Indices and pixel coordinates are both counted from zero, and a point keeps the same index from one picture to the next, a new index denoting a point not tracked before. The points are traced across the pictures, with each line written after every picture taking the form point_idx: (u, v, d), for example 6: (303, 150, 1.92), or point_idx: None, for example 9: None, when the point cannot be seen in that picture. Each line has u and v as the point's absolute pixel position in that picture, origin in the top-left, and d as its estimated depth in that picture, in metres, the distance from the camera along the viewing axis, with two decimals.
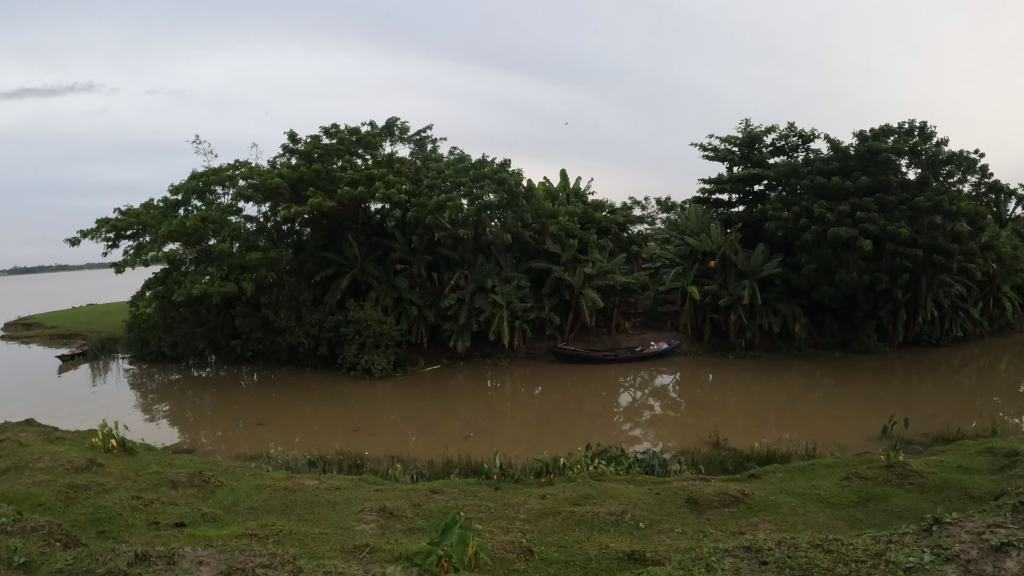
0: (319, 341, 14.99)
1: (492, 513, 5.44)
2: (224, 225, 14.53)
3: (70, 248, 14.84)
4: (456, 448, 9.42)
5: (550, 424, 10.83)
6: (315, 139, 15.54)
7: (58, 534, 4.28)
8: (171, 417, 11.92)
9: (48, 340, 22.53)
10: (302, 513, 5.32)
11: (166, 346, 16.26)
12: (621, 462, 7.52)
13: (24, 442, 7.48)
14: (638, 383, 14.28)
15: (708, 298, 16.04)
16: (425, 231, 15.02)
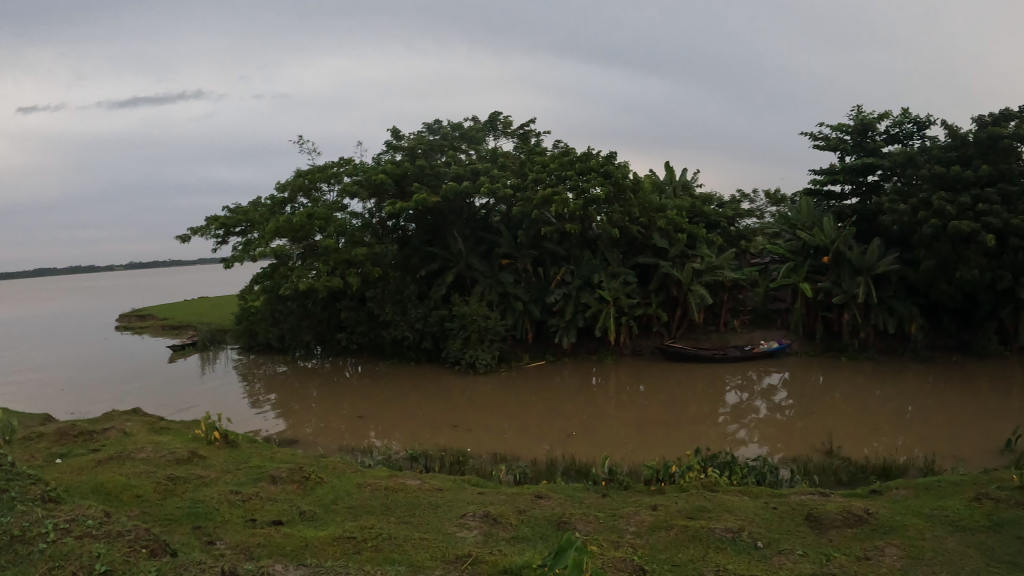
0: (424, 335, 15.11)
1: (599, 524, 5.07)
2: (330, 222, 14.96)
3: (181, 243, 15.52)
4: (559, 447, 9.09)
5: (651, 425, 10.33)
6: (419, 136, 15.80)
7: (145, 539, 4.14)
8: (278, 406, 12.34)
9: (161, 331, 23.85)
10: (403, 515, 5.13)
11: (273, 338, 16.89)
12: (734, 469, 6.98)
13: (131, 432, 7.74)
14: (746, 383, 13.53)
15: (821, 295, 15.04)
16: (530, 225, 14.80)
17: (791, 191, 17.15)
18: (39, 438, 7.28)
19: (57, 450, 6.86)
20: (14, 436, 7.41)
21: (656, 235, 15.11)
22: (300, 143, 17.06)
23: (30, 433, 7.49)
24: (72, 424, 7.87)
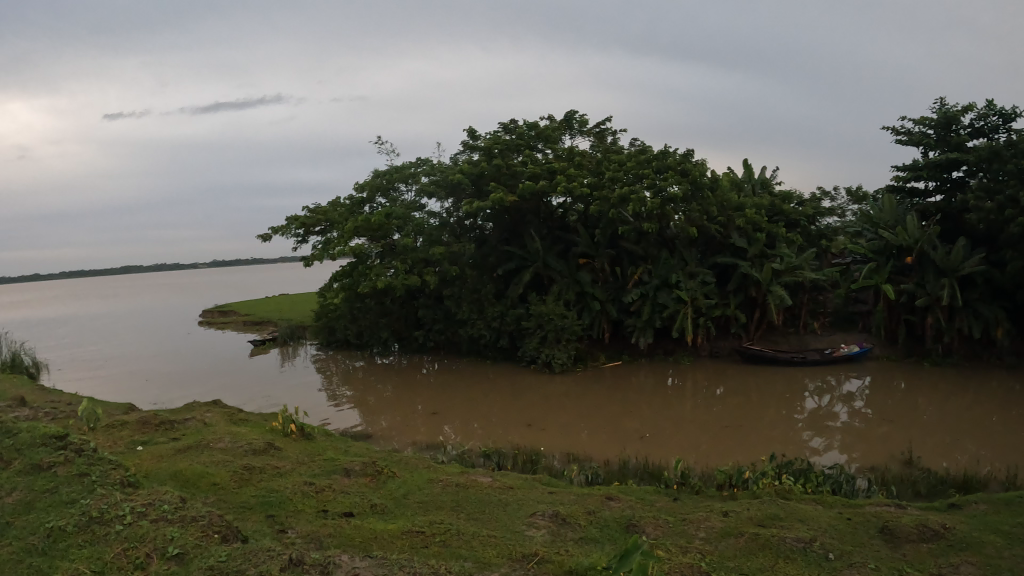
0: (500, 334, 15.16)
1: (667, 529, 4.92)
2: (407, 221, 15.57)
3: (263, 242, 16.18)
4: (632, 448, 8.95)
5: (723, 428, 10.04)
6: (496, 136, 15.75)
7: (217, 524, 4.22)
8: (354, 400, 12.65)
9: (242, 326, 24.76)
10: (473, 512, 5.11)
11: (352, 336, 17.20)
12: (810, 477, 6.68)
13: (210, 423, 8.00)
14: (826, 387, 13.04)
15: (903, 297, 14.35)
16: (607, 224, 14.61)
17: (873, 188, 16.40)
18: (124, 426, 7.62)
19: (140, 438, 7.15)
20: (103, 424, 7.78)
21: (734, 234, 14.69)
22: (381, 145, 17.44)
23: (117, 421, 7.85)
24: (156, 414, 8.21)
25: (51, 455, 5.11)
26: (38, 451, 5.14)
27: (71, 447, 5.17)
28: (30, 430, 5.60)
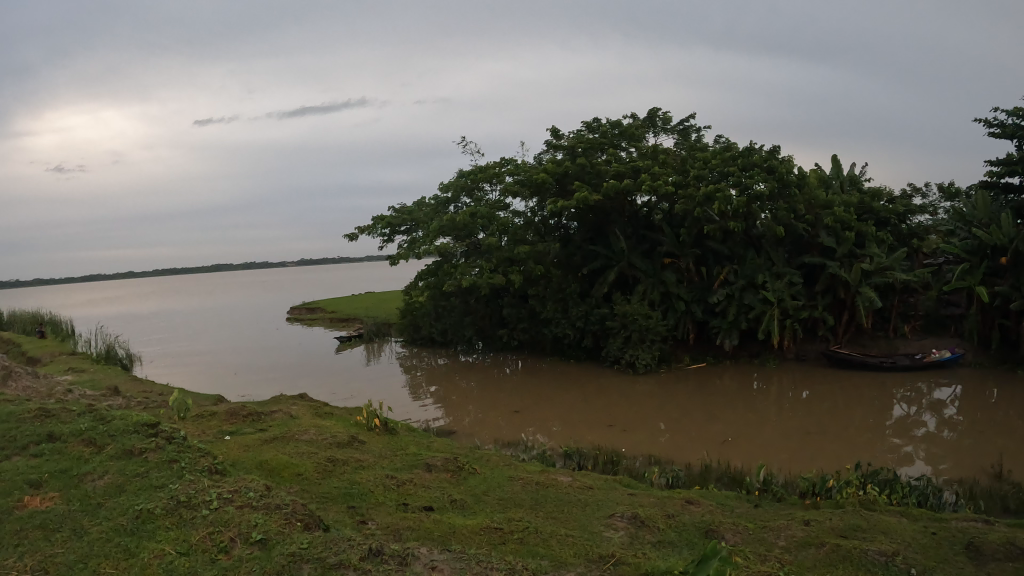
0: (584, 333, 15.07)
1: (747, 535, 4.76)
2: (493, 220, 15.92)
3: (349, 243, 16.71)
4: (713, 452, 8.76)
5: (806, 435, 9.69)
6: (579, 135, 15.79)
7: (301, 513, 4.33)
8: (437, 397, 12.86)
9: (331, 323, 25.59)
10: (551, 511, 5.09)
11: (436, 333, 17.79)
12: (894, 488, 6.35)
13: (295, 416, 8.24)
14: (916, 394, 12.37)
15: (998, 300, 13.49)
16: (693, 224, 14.29)
17: (967, 184, 15.48)
18: (212, 417, 7.94)
19: (228, 428, 7.44)
20: (193, 414, 8.12)
21: (822, 234, 14.13)
22: (465, 146, 18.05)
23: (207, 412, 8.19)
24: (244, 405, 8.52)
25: (144, 441, 5.32)
26: (131, 437, 5.38)
27: (161, 436, 5.40)
28: (126, 417, 5.87)
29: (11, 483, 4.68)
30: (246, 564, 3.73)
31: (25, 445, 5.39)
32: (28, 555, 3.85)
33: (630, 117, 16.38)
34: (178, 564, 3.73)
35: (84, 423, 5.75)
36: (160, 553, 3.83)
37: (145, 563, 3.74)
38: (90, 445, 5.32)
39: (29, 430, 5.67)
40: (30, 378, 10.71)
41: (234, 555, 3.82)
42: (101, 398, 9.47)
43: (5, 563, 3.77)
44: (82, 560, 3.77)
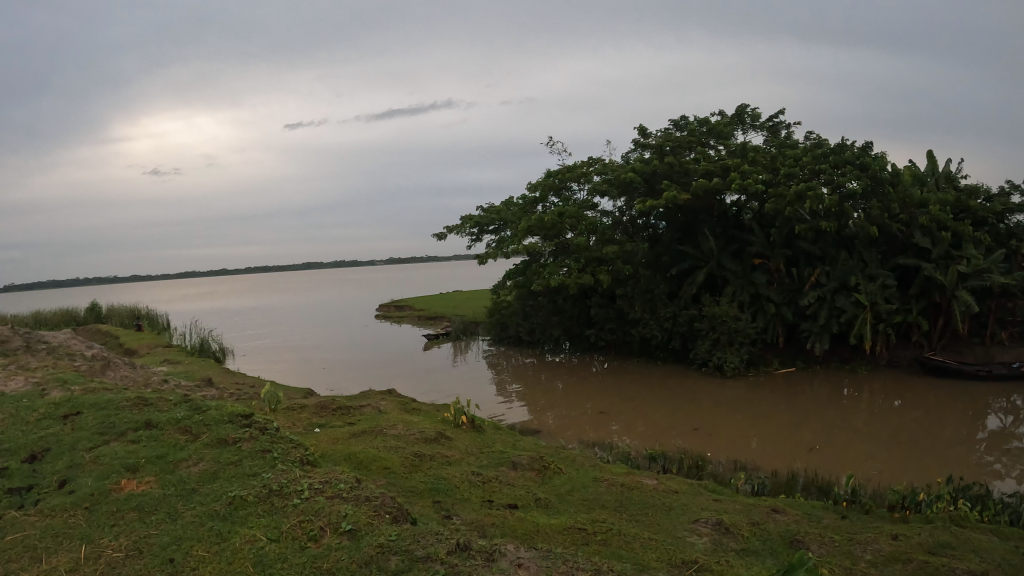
0: (672, 334, 14.96)
1: (833, 547, 4.61)
2: (581, 220, 16.01)
3: (438, 243, 17.32)
4: (800, 460, 8.54)
5: (898, 445, 9.28)
6: (667, 134, 15.99)
7: (389, 506, 4.42)
8: (523, 395, 13.01)
9: (418, 322, 26.29)
10: (635, 512, 5.09)
11: (524, 331, 18.07)
12: (988, 505, 5.98)
13: (384, 411, 8.44)
14: (1013, 406, 11.61)
15: None
16: (784, 223, 13.92)
17: None
18: (302, 410, 8.21)
19: (317, 421, 7.69)
20: (284, 406, 8.42)
21: (917, 234, 13.40)
22: (551, 145, 18.54)
23: (297, 405, 8.48)
24: (333, 400, 8.80)
25: (237, 431, 5.52)
26: (225, 427, 5.60)
27: (255, 426, 5.63)
28: (220, 407, 6.11)
29: (112, 466, 4.95)
30: (335, 553, 3.84)
31: (126, 431, 5.69)
32: (126, 534, 4.07)
33: (719, 116, 16.28)
34: (270, 549, 3.87)
35: (181, 412, 6.02)
36: (251, 539, 3.97)
37: (236, 547, 3.90)
38: (186, 433, 5.55)
39: (130, 417, 5.99)
40: (133, 369, 11.36)
41: (324, 544, 3.94)
42: (197, 389, 9.95)
43: (103, 542, 4.00)
44: (175, 542, 3.96)
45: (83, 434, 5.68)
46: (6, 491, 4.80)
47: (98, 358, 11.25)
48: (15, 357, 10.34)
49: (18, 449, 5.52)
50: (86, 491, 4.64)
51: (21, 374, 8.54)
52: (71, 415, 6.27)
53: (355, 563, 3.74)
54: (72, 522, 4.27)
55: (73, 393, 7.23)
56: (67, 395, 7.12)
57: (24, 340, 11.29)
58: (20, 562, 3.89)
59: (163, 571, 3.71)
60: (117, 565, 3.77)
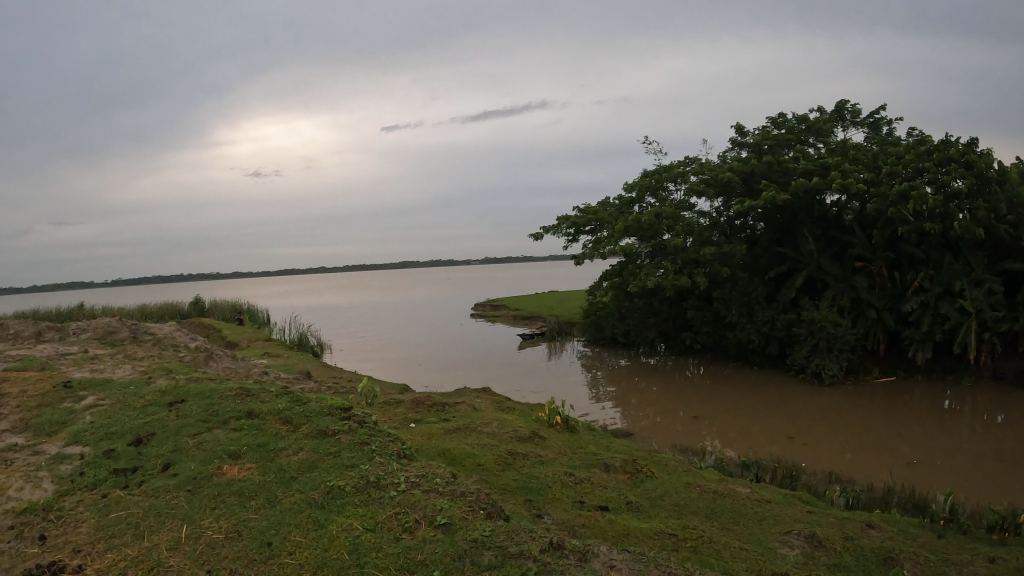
0: (769, 339, 14.59)
1: (927, 566, 4.45)
2: (677, 221, 15.93)
3: (538, 242, 18.83)
4: (897, 474, 8.21)
5: (1005, 463, 8.75)
6: (765, 132, 15.82)
7: (483, 502, 4.52)
8: (616, 398, 13.02)
9: (513, 322, 27.00)
10: (723, 521, 5.49)
11: (619, 333, 18.34)
12: None
13: (478, 409, 8.79)
14: None
15: None
16: (886, 224, 13.39)
17: None
18: (398, 405, 8.57)
19: (413, 416, 8.03)
20: (380, 401, 8.81)
21: None
22: (646, 143, 19.34)
23: (392, 400, 8.87)
24: (427, 397, 9.18)
25: (335, 423, 5.77)
26: (325, 419, 5.86)
27: (354, 418, 5.92)
28: (318, 400, 6.40)
29: (213, 454, 5.26)
30: (429, 545, 3.95)
31: (227, 420, 6.06)
32: (225, 518, 4.28)
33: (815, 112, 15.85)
34: (365, 539, 4.00)
35: (281, 403, 6.36)
36: (348, 527, 4.12)
37: (332, 535, 4.05)
38: (286, 424, 5.85)
39: (231, 407, 6.39)
40: (234, 361, 12.03)
41: (418, 537, 4.04)
42: (296, 381, 10.51)
43: (204, 524, 4.22)
44: (274, 527, 4.15)
45: (187, 421, 6.06)
46: (115, 471, 5.14)
47: (201, 349, 11.95)
48: (125, 347, 11.08)
49: (127, 433, 5.92)
50: (189, 475, 4.92)
51: (132, 364, 9.16)
52: (175, 402, 6.68)
53: (450, 556, 3.83)
54: (174, 503, 4.52)
55: (179, 382, 7.73)
56: (174, 383, 7.62)
57: (134, 332, 12.07)
58: (125, 537, 4.15)
59: (263, 553, 3.87)
60: (218, 545, 3.97)
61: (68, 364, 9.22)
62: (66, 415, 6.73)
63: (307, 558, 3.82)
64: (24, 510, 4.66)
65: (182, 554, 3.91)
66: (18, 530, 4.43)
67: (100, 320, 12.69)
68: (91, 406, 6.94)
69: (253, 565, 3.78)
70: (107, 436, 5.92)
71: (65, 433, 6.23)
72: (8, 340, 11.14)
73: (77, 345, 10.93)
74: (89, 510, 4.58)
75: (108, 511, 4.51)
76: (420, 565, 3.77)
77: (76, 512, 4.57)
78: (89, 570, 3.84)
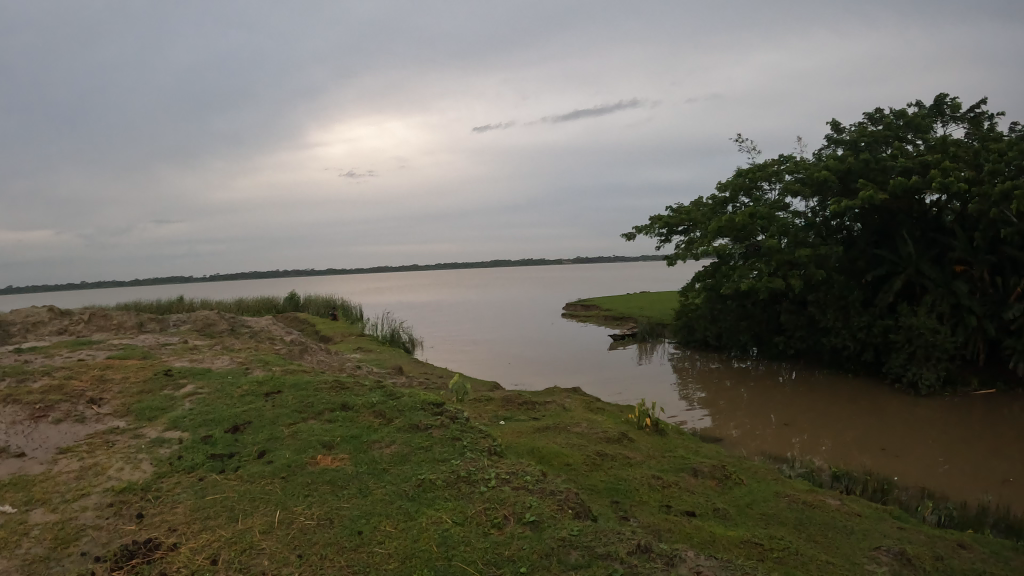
0: (865, 346, 14.02)
1: None
2: (773, 221, 15.67)
3: (629, 242, 19.01)
4: (1000, 493, 7.70)
5: None
6: (861, 128, 15.17)
7: (572, 501, 4.56)
8: (705, 401, 12.86)
9: (604, 321, 27.06)
10: (813, 533, 5.30)
11: (711, 336, 18.16)
12: None
13: (567, 408, 8.87)
14: None
15: None
16: (988, 226, 12.60)
17: None
18: (489, 402, 8.73)
19: (503, 414, 8.16)
20: (471, 397, 8.98)
21: None
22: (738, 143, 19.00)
23: (483, 397, 9.04)
24: (517, 394, 9.30)
25: (427, 418, 6.05)
26: (417, 414, 6.16)
27: (446, 415, 6.16)
28: (411, 395, 6.72)
29: (308, 443, 5.47)
30: (517, 541, 3.99)
31: (321, 411, 6.33)
32: (317, 505, 4.44)
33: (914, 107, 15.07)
34: (454, 532, 4.08)
35: (374, 397, 6.70)
36: (437, 520, 4.22)
37: (423, 526, 4.15)
38: (379, 417, 6.14)
39: (325, 399, 6.67)
40: (328, 354, 12.50)
41: (506, 532, 4.11)
42: (387, 376, 10.84)
43: (296, 510, 4.39)
44: (364, 516, 4.28)
45: (282, 411, 6.34)
46: (213, 456, 5.41)
47: (296, 343, 12.48)
48: (223, 339, 11.67)
49: (223, 421, 6.22)
50: (283, 462, 5.13)
51: (230, 355, 9.63)
52: (271, 393, 7.00)
53: (537, 554, 3.86)
54: (268, 489, 4.73)
55: (274, 373, 8.10)
56: (269, 375, 7.98)
57: (231, 324, 12.69)
58: (219, 519, 4.34)
59: (353, 541, 3.99)
60: (309, 531, 4.11)
61: (170, 354, 9.77)
62: (167, 401, 7.14)
63: (396, 547, 3.91)
64: (124, 489, 4.93)
65: (274, 537, 4.06)
66: (118, 507, 4.68)
67: (200, 313, 13.41)
68: (190, 394, 7.33)
69: (344, 551, 3.89)
70: (205, 423, 6.24)
71: (166, 419, 6.61)
72: (113, 329, 11.91)
73: (179, 336, 11.57)
74: (185, 492, 4.82)
75: (203, 494, 4.74)
76: (508, 560, 3.81)
77: (173, 494, 4.82)
78: (186, 547, 4.02)
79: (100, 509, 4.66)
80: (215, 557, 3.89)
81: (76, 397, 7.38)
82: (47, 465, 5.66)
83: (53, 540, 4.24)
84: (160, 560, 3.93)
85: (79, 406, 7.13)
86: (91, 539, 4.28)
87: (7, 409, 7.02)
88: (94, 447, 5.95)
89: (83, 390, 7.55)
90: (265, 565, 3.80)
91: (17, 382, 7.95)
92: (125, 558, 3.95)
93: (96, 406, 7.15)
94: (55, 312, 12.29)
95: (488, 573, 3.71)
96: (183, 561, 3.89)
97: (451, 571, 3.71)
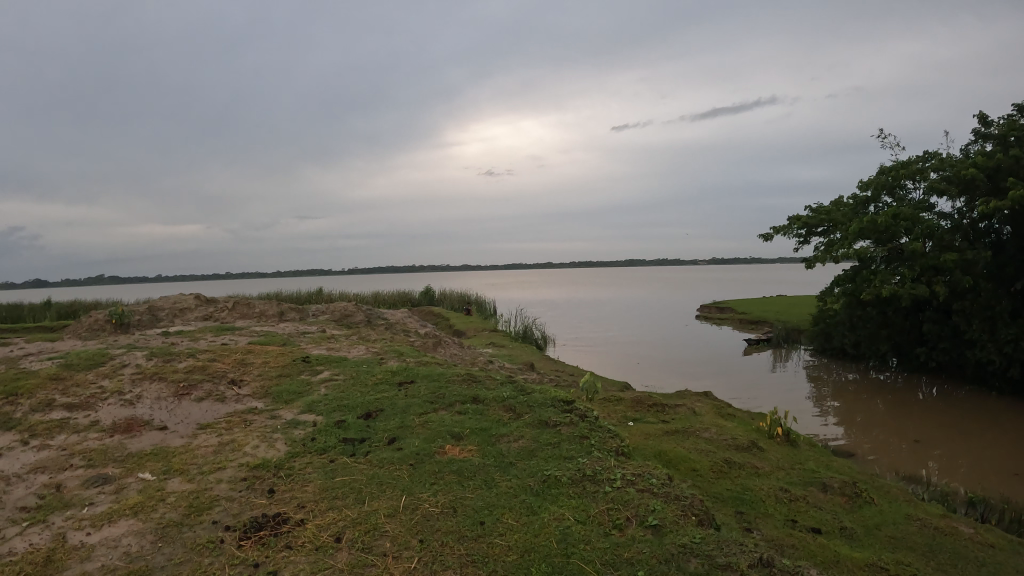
0: (1013, 361, 12.76)
1: None
2: (917, 223, 14.59)
3: (765, 242, 18.38)
4: None
5: None
6: (1011, 121, 13.77)
7: (696, 508, 4.47)
8: (836, 412, 12.19)
9: (740, 324, 26.25)
10: (945, 563, 4.90)
11: (849, 343, 17.22)
12: None
13: (698, 412, 8.68)
14: None
15: None
16: None
17: None
18: (619, 402, 8.70)
19: (632, 414, 8.09)
20: (601, 397, 8.98)
21: None
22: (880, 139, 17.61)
23: (612, 396, 9.00)
24: (646, 395, 9.20)
25: (557, 416, 6.11)
26: (547, 411, 6.23)
27: (575, 413, 6.18)
28: (540, 391, 6.86)
29: (437, 433, 5.68)
30: (637, 544, 3.96)
31: (453, 403, 6.55)
32: (442, 493, 4.60)
33: None
34: (575, 529, 4.10)
35: (505, 392, 6.86)
36: (559, 517, 4.26)
37: (544, 522, 4.20)
38: (509, 412, 6.29)
39: (456, 391, 6.89)
40: (459, 347, 12.88)
41: (628, 534, 4.08)
42: (516, 372, 11.03)
43: (420, 496, 4.56)
44: (488, 507, 4.39)
45: (414, 401, 6.61)
46: (343, 440, 5.72)
47: (427, 335, 12.96)
48: (358, 330, 12.29)
49: (355, 408, 6.56)
50: (412, 450, 5.35)
51: (364, 345, 10.10)
52: (404, 383, 7.31)
53: (656, 558, 3.81)
54: (396, 474, 4.95)
55: (406, 364, 8.45)
56: (402, 366, 8.34)
57: (366, 316, 13.39)
58: (346, 500, 4.59)
59: (474, 531, 4.10)
60: (432, 519, 4.25)
61: (308, 342, 10.41)
62: (303, 386, 7.62)
63: (516, 541, 3.99)
64: (257, 465, 5.32)
65: (398, 521, 4.25)
66: (252, 481, 5.06)
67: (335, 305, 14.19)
68: (326, 381, 7.78)
69: (464, 539, 4.01)
70: (339, 408, 6.62)
71: (301, 402, 7.06)
72: (256, 317, 12.85)
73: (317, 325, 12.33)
74: (316, 472, 5.14)
75: (332, 475, 5.03)
76: (627, 562, 3.78)
77: (305, 472, 5.16)
78: (312, 523, 4.28)
79: (233, 483, 5.05)
80: (339, 535, 4.11)
81: (218, 377, 8.06)
82: (188, 438, 6.21)
83: (187, 508, 4.63)
84: (285, 534, 4.19)
85: (221, 387, 7.77)
86: (223, 509, 4.63)
87: (156, 387, 7.75)
88: (231, 425, 6.46)
89: (225, 372, 8.22)
90: (386, 546, 3.96)
91: (166, 362, 8.75)
92: (254, 529, 4.26)
93: (236, 387, 7.76)
94: (201, 299, 13.41)
95: (606, 573, 3.69)
96: (309, 535, 4.14)
97: (571, 568, 3.72)
